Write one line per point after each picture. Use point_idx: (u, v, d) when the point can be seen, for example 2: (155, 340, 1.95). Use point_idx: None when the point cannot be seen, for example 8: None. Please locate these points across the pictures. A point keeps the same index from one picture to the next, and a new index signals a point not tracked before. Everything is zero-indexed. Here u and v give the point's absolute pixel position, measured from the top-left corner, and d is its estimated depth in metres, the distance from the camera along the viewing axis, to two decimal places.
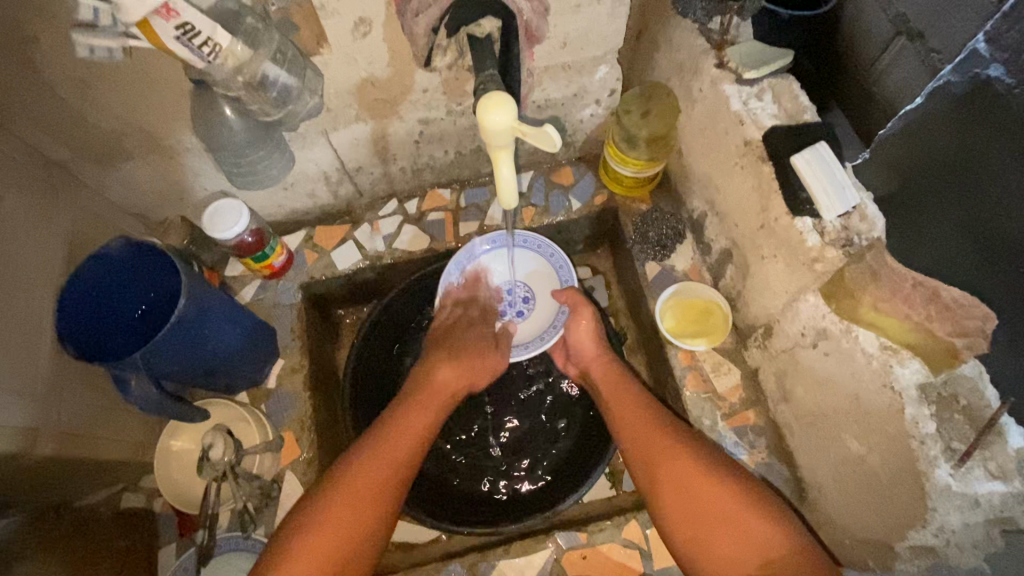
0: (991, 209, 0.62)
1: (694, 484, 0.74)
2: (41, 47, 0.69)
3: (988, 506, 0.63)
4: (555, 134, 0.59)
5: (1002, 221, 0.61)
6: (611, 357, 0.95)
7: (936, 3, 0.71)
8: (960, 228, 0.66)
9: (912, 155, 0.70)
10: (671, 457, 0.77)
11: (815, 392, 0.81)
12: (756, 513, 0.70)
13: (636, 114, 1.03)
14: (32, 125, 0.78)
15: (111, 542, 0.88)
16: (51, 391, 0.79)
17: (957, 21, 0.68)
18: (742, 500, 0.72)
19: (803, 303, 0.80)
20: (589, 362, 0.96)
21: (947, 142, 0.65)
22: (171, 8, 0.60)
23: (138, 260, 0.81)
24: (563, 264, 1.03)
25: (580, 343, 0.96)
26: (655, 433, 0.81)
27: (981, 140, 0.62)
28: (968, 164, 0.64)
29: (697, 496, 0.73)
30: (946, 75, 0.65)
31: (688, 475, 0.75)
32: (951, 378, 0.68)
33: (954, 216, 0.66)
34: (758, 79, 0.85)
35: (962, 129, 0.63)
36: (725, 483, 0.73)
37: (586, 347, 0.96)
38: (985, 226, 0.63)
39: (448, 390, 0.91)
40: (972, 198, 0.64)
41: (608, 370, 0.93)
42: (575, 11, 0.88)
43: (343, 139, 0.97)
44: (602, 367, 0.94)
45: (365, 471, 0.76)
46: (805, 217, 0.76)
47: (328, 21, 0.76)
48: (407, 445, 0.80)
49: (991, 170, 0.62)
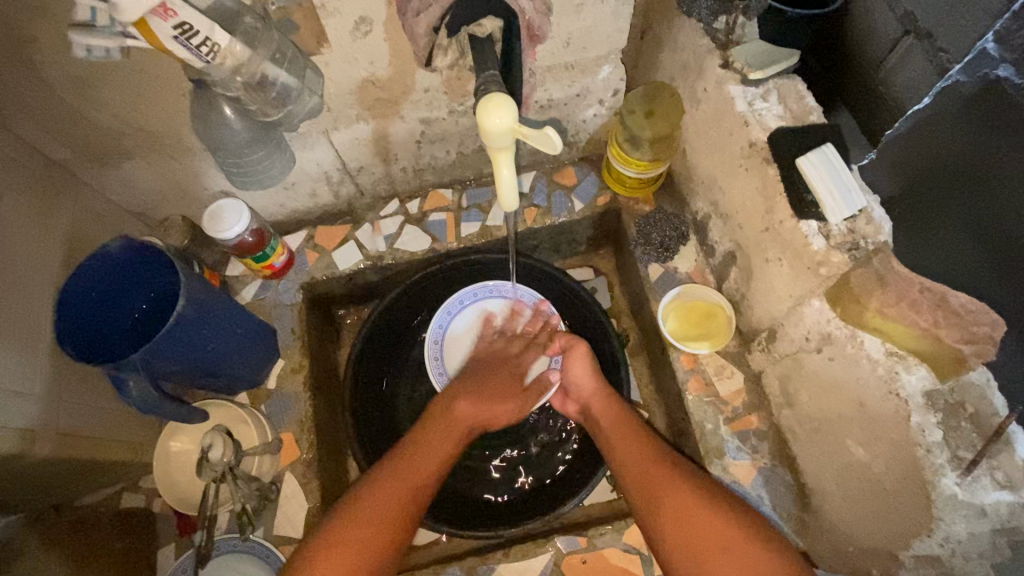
0: (995, 212, 0.62)
1: (688, 513, 0.73)
2: (41, 46, 0.69)
3: (996, 517, 0.62)
4: (556, 137, 0.58)
5: (1003, 222, 0.61)
6: (612, 391, 0.92)
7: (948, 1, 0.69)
8: (965, 226, 0.65)
9: (923, 155, 0.69)
10: (671, 491, 0.76)
11: (819, 397, 0.80)
12: (761, 548, 0.70)
13: (639, 114, 1.01)
14: (33, 126, 0.78)
15: (109, 543, 0.88)
16: (51, 392, 0.79)
17: (969, 17, 0.66)
18: (748, 536, 0.71)
19: (808, 307, 0.79)
20: (589, 398, 0.93)
21: (958, 141, 0.64)
22: (168, 7, 0.59)
23: (137, 260, 0.80)
24: (551, 311, 1.03)
25: (579, 383, 0.94)
26: (656, 466, 0.80)
27: (992, 141, 0.61)
28: (978, 166, 0.63)
29: (697, 534, 0.72)
30: (956, 73, 0.64)
31: (684, 503, 0.75)
32: (958, 385, 0.67)
33: (961, 215, 0.66)
34: (764, 80, 0.84)
35: (975, 129, 0.62)
36: (723, 519, 0.72)
37: (581, 383, 0.94)
38: (990, 226, 0.63)
39: (467, 422, 0.88)
40: (982, 198, 0.63)
41: (608, 403, 0.91)
42: (578, 10, 0.87)
43: (344, 139, 0.96)
44: (602, 403, 0.91)
45: (385, 491, 0.76)
46: (811, 220, 0.75)
47: (328, 20, 0.75)
48: (421, 478, 0.79)
49: (998, 172, 0.61)
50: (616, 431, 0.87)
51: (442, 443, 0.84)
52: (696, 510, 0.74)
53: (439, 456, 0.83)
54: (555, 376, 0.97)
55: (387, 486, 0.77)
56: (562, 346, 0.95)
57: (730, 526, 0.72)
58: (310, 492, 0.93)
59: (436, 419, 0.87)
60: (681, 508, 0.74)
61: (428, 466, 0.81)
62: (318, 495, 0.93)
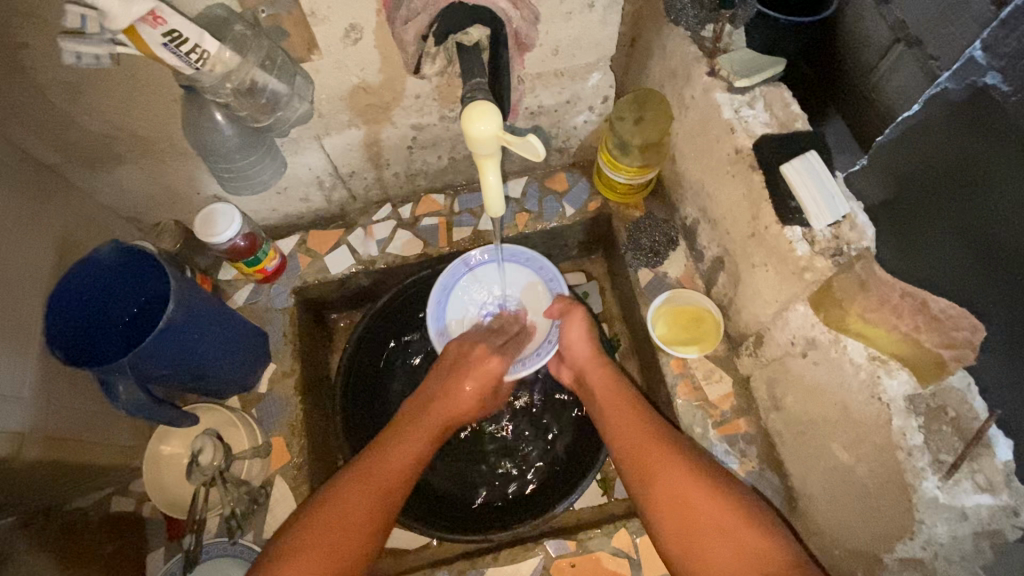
0: (988, 218, 0.59)
1: (681, 486, 0.74)
2: (33, 52, 0.69)
3: (977, 520, 0.63)
4: (539, 144, 0.58)
5: (999, 231, 0.58)
6: (605, 359, 0.93)
7: (933, 12, 0.73)
8: (958, 234, 0.63)
9: (911, 163, 0.67)
10: (667, 470, 0.76)
11: (804, 401, 0.81)
12: (756, 532, 0.70)
13: (629, 121, 1.02)
14: (25, 130, 0.79)
15: (99, 546, 0.90)
16: (41, 396, 0.79)
17: (957, 29, 0.70)
18: (741, 518, 0.71)
19: (793, 312, 0.79)
20: (583, 366, 0.94)
21: (948, 148, 0.62)
22: (158, 15, 0.61)
23: (128, 264, 0.81)
24: (554, 277, 1.01)
25: (574, 348, 0.94)
26: (649, 440, 0.80)
27: (982, 148, 0.59)
28: (969, 174, 0.61)
29: (695, 509, 0.72)
30: (943, 81, 0.62)
31: (678, 478, 0.75)
32: (939, 389, 0.67)
33: (953, 225, 0.63)
34: (750, 87, 0.85)
35: (965, 136, 0.60)
36: (722, 495, 0.73)
37: (578, 353, 0.94)
38: (983, 231, 0.60)
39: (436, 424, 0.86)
40: (973, 204, 0.61)
41: (603, 372, 0.92)
42: (567, 18, 0.88)
43: (336, 144, 0.97)
44: (599, 372, 0.92)
45: (348, 495, 0.74)
46: (794, 226, 0.77)
47: (318, 28, 0.76)
48: (393, 475, 0.78)
49: (989, 179, 0.59)
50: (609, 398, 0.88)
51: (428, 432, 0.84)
52: (693, 487, 0.74)
53: (407, 459, 0.80)
54: (552, 341, 0.96)
55: (362, 476, 0.76)
56: (559, 312, 0.96)
57: (720, 505, 0.72)
58: (300, 495, 0.93)
59: (411, 421, 0.85)
60: (674, 483, 0.75)
61: (402, 463, 0.79)
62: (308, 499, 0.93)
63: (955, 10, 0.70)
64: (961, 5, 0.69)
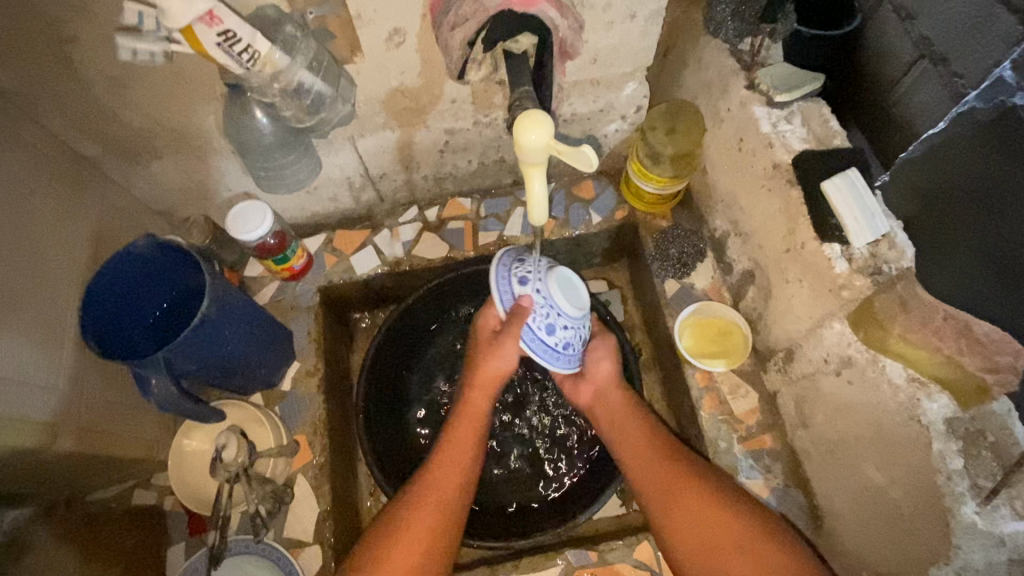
0: (1004, 234, 0.66)
1: (706, 521, 0.73)
2: (81, 46, 0.70)
3: (1014, 546, 0.61)
4: (592, 155, 0.58)
5: (1009, 246, 0.66)
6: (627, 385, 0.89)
7: (960, 27, 0.73)
8: (976, 249, 0.69)
9: (935, 180, 0.74)
10: (700, 509, 0.74)
11: (836, 420, 0.80)
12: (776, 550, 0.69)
13: (660, 132, 1.04)
14: (67, 122, 0.80)
15: (120, 539, 0.88)
16: (73, 386, 0.79)
17: (981, 47, 0.71)
18: (760, 534, 0.71)
19: (827, 329, 0.79)
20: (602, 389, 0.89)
21: (967, 169, 0.70)
22: (215, 15, 0.61)
23: (164, 259, 0.81)
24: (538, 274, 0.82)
25: (595, 371, 0.89)
26: (680, 479, 0.77)
27: (1005, 165, 0.65)
28: (987, 192, 0.68)
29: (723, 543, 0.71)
30: (971, 100, 0.69)
31: (698, 503, 0.75)
32: (979, 414, 0.67)
33: (969, 244, 0.70)
34: (788, 103, 0.85)
35: (983, 156, 0.68)
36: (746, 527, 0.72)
37: (605, 374, 0.89)
38: (1000, 248, 0.67)
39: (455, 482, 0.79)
40: (994, 219, 0.68)
41: (623, 398, 0.88)
42: (608, 28, 0.88)
43: (368, 145, 0.97)
44: (618, 398, 0.88)
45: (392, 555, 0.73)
46: (833, 244, 0.76)
47: (363, 30, 0.76)
48: (424, 544, 0.74)
49: (1005, 192, 0.66)
50: (627, 423, 0.86)
51: (462, 455, 0.81)
52: (711, 510, 0.74)
53: (428, 528, 0.75)
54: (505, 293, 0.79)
55: (396, 539, 0.74)
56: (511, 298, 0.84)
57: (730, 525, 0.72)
58: (322, 496, 0.93)
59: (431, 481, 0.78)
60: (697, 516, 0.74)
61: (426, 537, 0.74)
62: (328, 499, 0.93)
63: (981, 30, 0.70)
64: (987, 24, 0.69)
